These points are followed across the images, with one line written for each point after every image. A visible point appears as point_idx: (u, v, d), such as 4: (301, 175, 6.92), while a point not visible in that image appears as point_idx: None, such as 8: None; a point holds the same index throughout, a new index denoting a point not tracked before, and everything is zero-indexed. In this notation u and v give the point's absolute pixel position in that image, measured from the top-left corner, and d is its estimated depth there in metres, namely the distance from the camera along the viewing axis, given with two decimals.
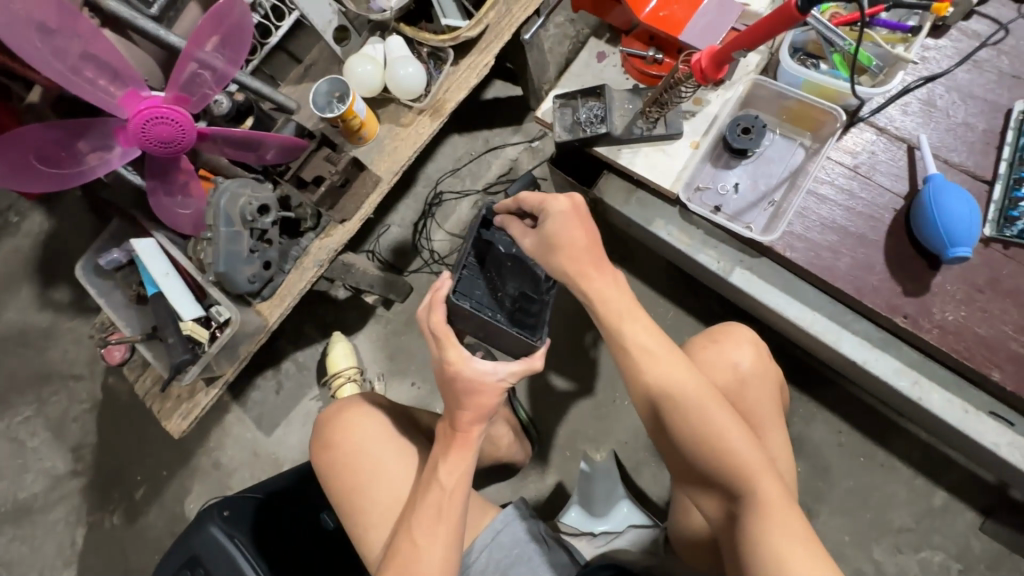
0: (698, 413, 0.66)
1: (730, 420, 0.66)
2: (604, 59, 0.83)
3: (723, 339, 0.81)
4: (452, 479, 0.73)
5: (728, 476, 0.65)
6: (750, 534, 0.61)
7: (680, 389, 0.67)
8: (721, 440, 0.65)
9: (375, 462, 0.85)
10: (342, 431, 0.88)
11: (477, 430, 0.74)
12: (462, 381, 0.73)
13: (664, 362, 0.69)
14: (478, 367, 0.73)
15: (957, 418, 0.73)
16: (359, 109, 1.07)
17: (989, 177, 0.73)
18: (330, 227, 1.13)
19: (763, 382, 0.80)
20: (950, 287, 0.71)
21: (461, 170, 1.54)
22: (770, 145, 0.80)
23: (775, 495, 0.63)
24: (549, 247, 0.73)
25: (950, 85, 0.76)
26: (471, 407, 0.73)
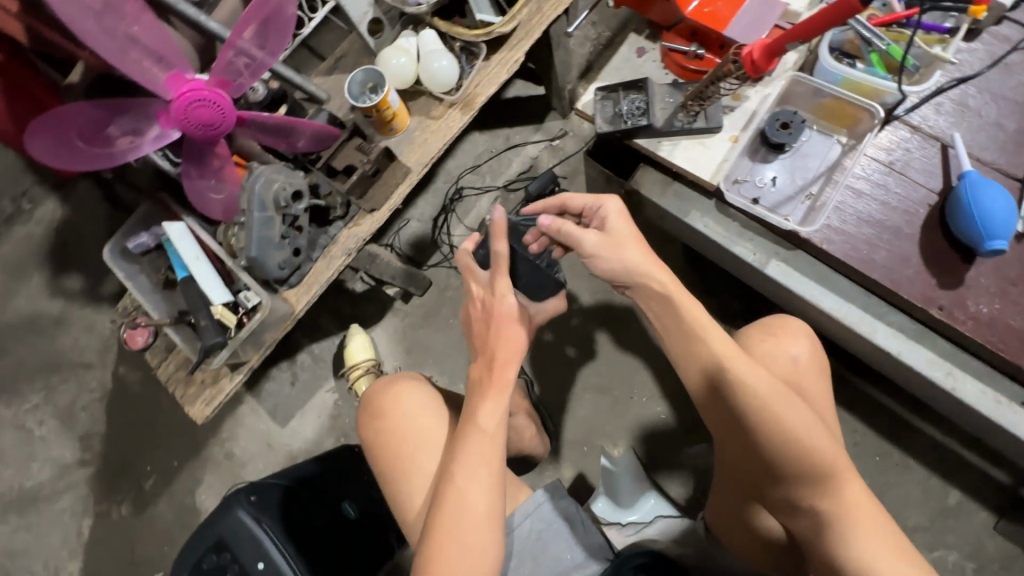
0: (787, 418, 0.66)
1: (815, 426, 0.66)
2: (643, 54, 0.85)
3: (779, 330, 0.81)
4: (491, 423, 0.73)
5: (813, 478, 0.66)
6: (837, 535, 0.65)
7: (767, 395, 0.67)
8: (806, 443, 0.65)
9: (422, 429, 0.84)
10: (391, 398, 0.88)
11: (511, 370, 0.74)
12: (500, 309, 0.77)
13: (747, 366, 0.69)
14: (513, 302, 0.78)
15: (989, 410, 0.74)
16: (393, 100, 1.08)
17: (1021, 175, 0.75)
18: (359, 217, 1.14)
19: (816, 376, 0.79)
20: (983, 280, 0.73)
21: (481, 166, 1.56)
22: (808, 141, 0.82)
23: (858, 497, 0.65)
24: (615, 241, 0.77)
25: (982, 87, 0.78)
26: (506, 338, 0.75)
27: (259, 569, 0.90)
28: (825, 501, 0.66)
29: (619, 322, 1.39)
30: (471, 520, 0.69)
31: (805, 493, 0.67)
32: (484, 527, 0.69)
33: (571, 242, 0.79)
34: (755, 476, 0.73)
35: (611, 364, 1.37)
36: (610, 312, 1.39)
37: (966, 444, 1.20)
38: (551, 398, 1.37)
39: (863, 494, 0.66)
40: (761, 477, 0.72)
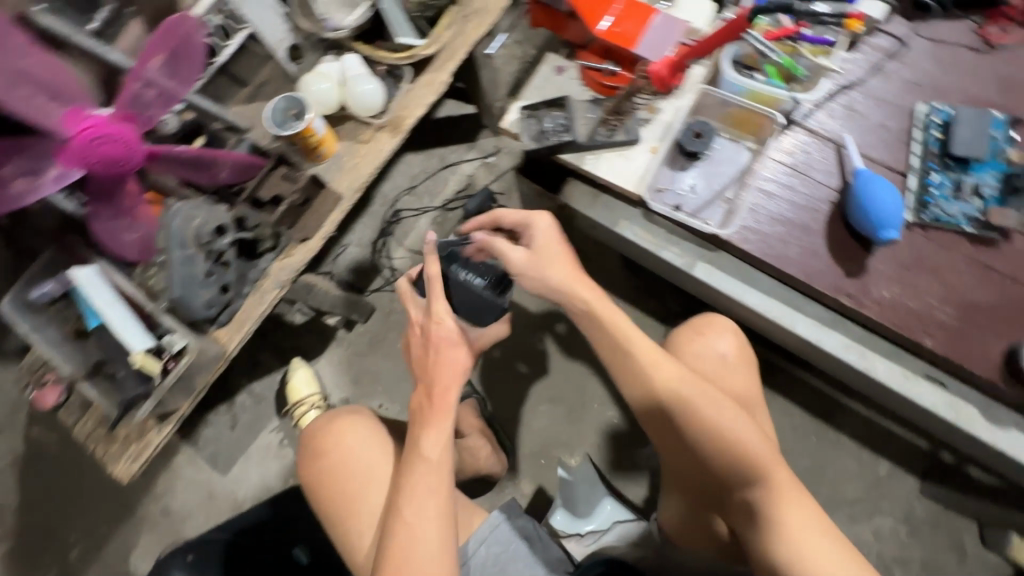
0: (710, 417, 0.70)
1: (735, 418, 0.70)
2: (562, 72, 0.87)
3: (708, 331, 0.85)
4: (435, 450, 0.71)
5: (742, 470, 0.69)
6: (770, 523, 0.66)
7: (692, 395, 0.71)
8: (729, 438, 0.69)
9: (365, 462, 0.81)
10: (331, 435, 0.84)
11: (452, 397, 0.73)
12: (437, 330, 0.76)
13: (667, 369, 0.73)
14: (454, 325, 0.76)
15: (901, 386, 0.78)
16: (318, 126, 1.06)
17: (906, 169, 0.81)
18: (291, 247, 1.10)
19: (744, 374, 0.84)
20: (885, 267, 0.79)
21: (418, 187, 1.55)
22: (720, 148, 0.87)
23: (785, 482, 0.68)
24: (537, 254, 0.80)
25: (866, 92, 0.86)
26: (446, 359, 0.74)
27: None
28: (757, 495, 0.68)
29: (566, 332, 1.41)
30: (423, 554, 0.67)
31: (737, 489, 0.70)
32: (434, 562, 0.67)
33: (501, 259, 0.82)
34: (694, 477, 0.76)
35: (562, 374, 1.39)
36: (556, 323, 1.41)
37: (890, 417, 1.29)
38: (505, 414, 1.38)
39: (791, 484, 0.68)
40: (698, 476, 0.75)
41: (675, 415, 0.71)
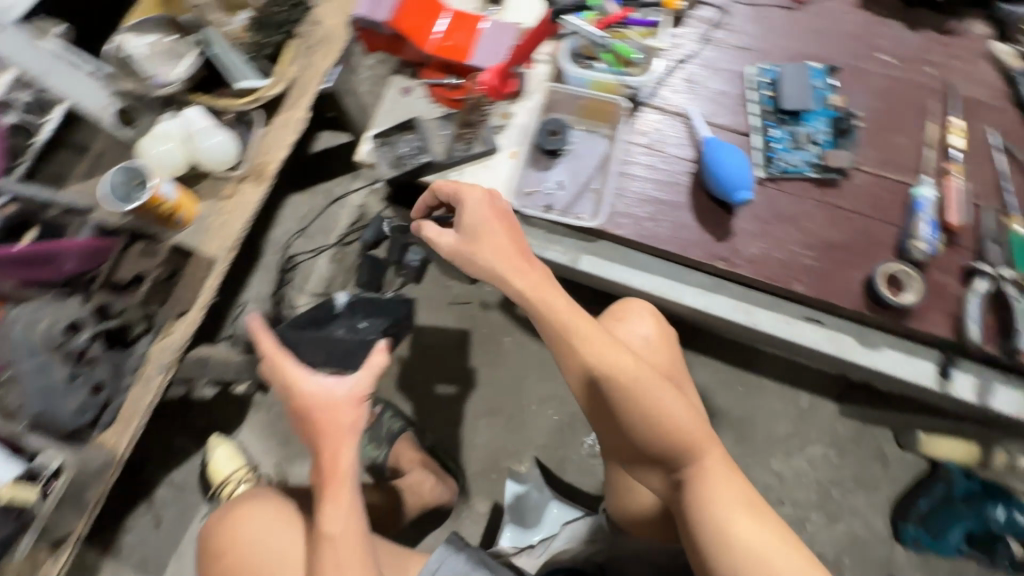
0: (660, 405, 0.68)
1: (679, 405, 0.69)
2: (409, 93, 0.85)
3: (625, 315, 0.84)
4: (337, 527, 0.67)
5: (677, 454, 0.69)
6: (700, 504, 0.68)
7: (643, 381, 0.68)
8: (672, 424, 0.68)
9: (277, 548, 0.77)
10: (229, 535, 0.80)
11: (343, 462, 0.69)
12: (304, 400, 0.73)
13: (614, 354, 0.69)
14: (320, 386, 0.74)
15: (788, 332, 0.83)
16: (167, 192, 0.97)
17: (747, 130, 0.85)
18: (168, 325, 1.01)
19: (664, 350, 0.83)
20: (749, 226, 0.82)
21: (309, 228, 1.48)
22: (579, 141, 0.88)
23: (716, 465, 0.70)
24: (471, 238, 0.74)
25: (701, 63, 0.89)
26: (325, 427, 0.71)
27: None
28: (692, 477, 0.69)
29: (491, 342, 1.41)
30: None
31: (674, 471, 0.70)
32: None
33: (433, 247, 0.79)
34: (634, 459, 0.75)
35: (495, 385, 1.38)
36: (479, 335, 1.41)
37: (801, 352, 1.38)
38: (447, 438, 1.35)
39: (722, 464, 0.70)
40: (637, 458, 0.74)
41: (622, 402, 0.68)
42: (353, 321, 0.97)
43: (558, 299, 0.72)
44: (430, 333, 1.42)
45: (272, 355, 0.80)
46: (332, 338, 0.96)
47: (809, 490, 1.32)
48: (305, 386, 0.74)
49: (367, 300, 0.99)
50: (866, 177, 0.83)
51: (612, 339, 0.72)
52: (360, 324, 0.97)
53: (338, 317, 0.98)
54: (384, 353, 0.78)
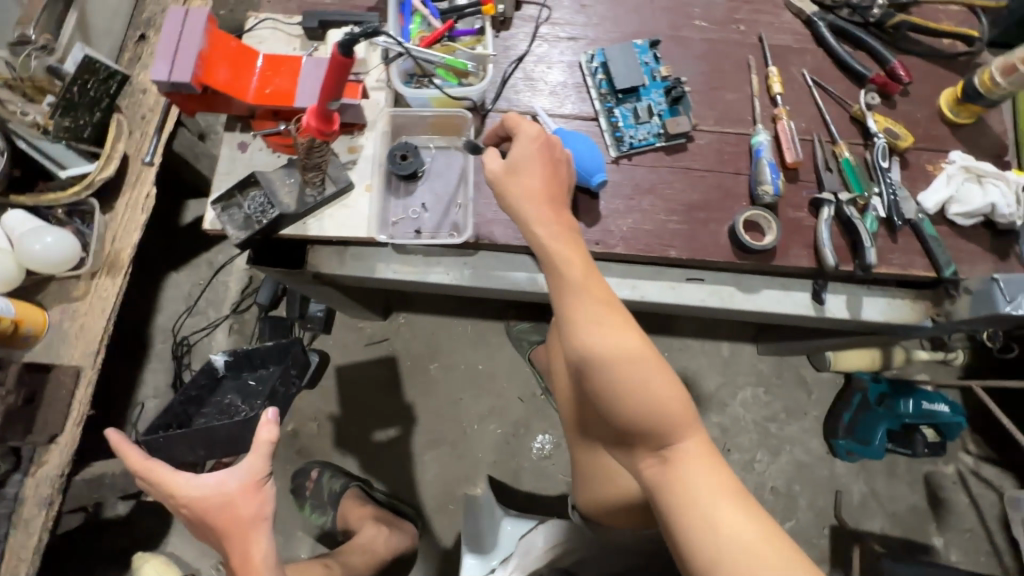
0: (636, 386, 0.57)
1: (670, 384, 0.58)
2: (247, 148, 0.80)
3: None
4: None
5: (659, 439, 0.58)
6: (673, 499, 0.56)
7: (630, 352, 0.59)
8: (658, 405, 0.57)
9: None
10: None
11: (255, 555, 0.66)
12: (194, 507, 0.67)
13: (604, 324, 0.60)
14: (208, 485, 0.68)
15: (676, 297, 0.85)
16: (3, 310, 0.86)
17: (594, 115, 0.88)
18: (41, 455, 0.91)
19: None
20: (616, 205, 0.84)
21: (197, 304, 1.38)
22: (434, 159, 0.86)
23: (707, 461, 0.57)
24: (512, 169, 0.68)
25: (536, 58, 0.90)
26: (223, 527, 0.66)
27: None
28: (659, 471, 0.58)
29: (418, 373, 1.37)
30: None
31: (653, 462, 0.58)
32: None
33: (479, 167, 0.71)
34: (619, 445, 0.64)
35: (432, 415, 1.35)
36: (404, 369, 1.37)
37: None
38: (395, 481, 1.30)
39: (715, 465, 0.57)
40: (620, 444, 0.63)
41: (595, 370, 0.59)
42: (244, 383, 0.99)
43: (573, 254, 0.65)
44: (353, 380, 1.36)
45: (143, 467, 0.70)
46: (224, 404, 0.98)
47: (749, 431, 1.38)
48: (188, 492, 0.68)
49: (250, 354, 0.98)
50: (708, 135, 0.88)
51: (608, 303, 0.62)
52: (250, 381, 0.99)
53: (225, 379, 0.99)
54: (270, 427, 0.69)
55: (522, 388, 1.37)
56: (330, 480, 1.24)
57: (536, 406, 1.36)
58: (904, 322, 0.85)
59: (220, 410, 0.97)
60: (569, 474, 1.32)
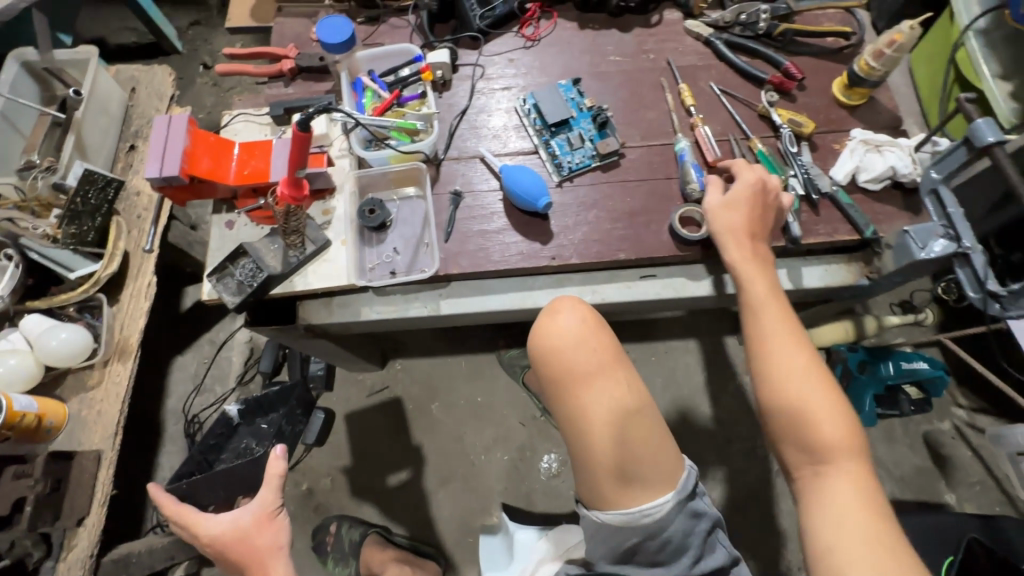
0: (795, 392, 0.73)
1: (828, 411, 0.72)
2: (233, 225, 0.91)
3: (564, 304, 0.84)
4: None
5: (816, 449, 0.71)
6: (814, 509, 0.69)
7: (788, 364, 0.74)
8: (816, 435, 0.71)
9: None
10: None
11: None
12: (218, 540, 0.79)
13: (784, 332, 0.77)
14: (225, 522, 0.80)
15: (634, 294, 0.94)
16: (25, 404, 0.94)
17: (534, 149, 1.00)
18: (70, 539, 0.97)
19: (610, 337, 0.83)
20: (566, 221, 0.94)
21: (204, 382, 1.45)
22: (399, 208, 0.97)
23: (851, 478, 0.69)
24: (728, 202, 0.84)
25: (477, 109, 1.03)
26: (242, 555, 0.77)
27: None
28: (809, 478, 0.71)
29: (421, 415, 1.42)
30: None
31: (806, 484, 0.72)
32: None
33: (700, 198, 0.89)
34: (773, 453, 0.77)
35: (440, 452, 1.39)
36: (407, 414, 1.42)
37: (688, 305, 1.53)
38: (414, 523, 1.33)
39: (863, 486, 0.69)
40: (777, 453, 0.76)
41: (776, 366, 0.75)
42: (258, 428, 1.16)
43: (756, 264, 0.81)
44: (360, 430, 1.41)
45: (175, 511, 0.83)
46: (238, 447, 1.14)
47: (746, 419, 1.43)
48: (210, 529, 0.80)
49: (260, 401, 1.16)
50: (637, 150, 0.99)
51: (783, 297, 0.80)
52: (262, 425, 1.16)
53: (240, 426, 1.15)
54: (276, 462, 0.80)
55: (522, 412, 1.42)
56: (349, 530, 1.27)
57: (538, 428, 1.41)
58: (842, 284, 0.93)
59: (235, 452, 1.13)
60: None
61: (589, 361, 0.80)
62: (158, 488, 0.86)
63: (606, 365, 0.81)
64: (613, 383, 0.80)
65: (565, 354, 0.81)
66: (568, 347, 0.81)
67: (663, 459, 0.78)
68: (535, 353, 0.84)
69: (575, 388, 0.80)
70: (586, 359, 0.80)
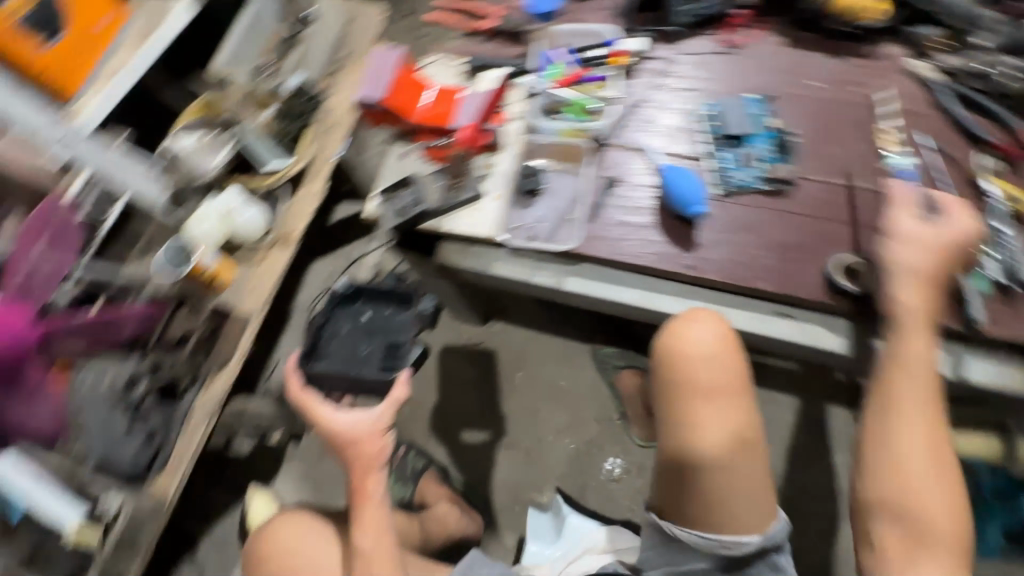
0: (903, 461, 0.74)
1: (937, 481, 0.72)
2: (407, 157, 1.02)
3: (699, 314, 0.82)
4: (368, 541, 0.75)
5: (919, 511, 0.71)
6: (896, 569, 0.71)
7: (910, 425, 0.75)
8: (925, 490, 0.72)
9: (305, 557, 0.81)
10: (264, 542, 0.86)
11: (372, 484, 0.78)
12: (338, 436, 0.79)
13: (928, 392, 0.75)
14: (347, 419, 0.80)
15: (762, 328, 0.89)
16: (211, 260, 1.14)
17: (697, 157, 0.97)
18: (210, 379, 1.13)
19: (734, 361, 0.81)
20: (716, 235, 0.92)
21: (332, 289, 1.62)
22: (553, 178, 0.99)
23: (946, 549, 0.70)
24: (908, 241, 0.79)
25: (650, 103, 1.02)
26: (354, 462, 0.78)
27: None
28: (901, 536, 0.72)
29: (505, 380, 1.48)
30: None
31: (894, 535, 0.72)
32: None
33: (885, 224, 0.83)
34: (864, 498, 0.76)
35: (514, 420, 1.45)
36: (493, 376, 1.49)
37: None
38: (474, 475, 1.41)
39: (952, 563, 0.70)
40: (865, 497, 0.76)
41: (905, 414, 0.74)
42: (364, 330, 0.92)
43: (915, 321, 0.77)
44: (447, 375, 1.50)
45: (300, 398, 0.83)
46: (336, 347, 0.90)
47: None
48: (330, 421, 0.80)
49: (372, 290, 0.94)
50: (814, 184, 0.93)
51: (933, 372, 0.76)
52: (365, 316, 0.94)
53: (338, 311, 0.93)
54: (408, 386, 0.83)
55: (600, 410, 1.43)
56: (414, 459, 1.38)
57: (612, 430, 1.41)
58: (1019, 390, 0.81)
59: (334, 354, 0.89)
60: (635, 501, 1.35)
61: (713, 379, 0.78)
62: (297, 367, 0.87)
63: (725, 386, 0.79)
64: (732, 409, 0.78)
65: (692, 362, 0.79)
66: (696, 358, 0.79)
67: (756, 495, 0.75)
68: (656, 349, 0.83)
69: (694, 399, 0.79)
70: (713, 377, 0.79)
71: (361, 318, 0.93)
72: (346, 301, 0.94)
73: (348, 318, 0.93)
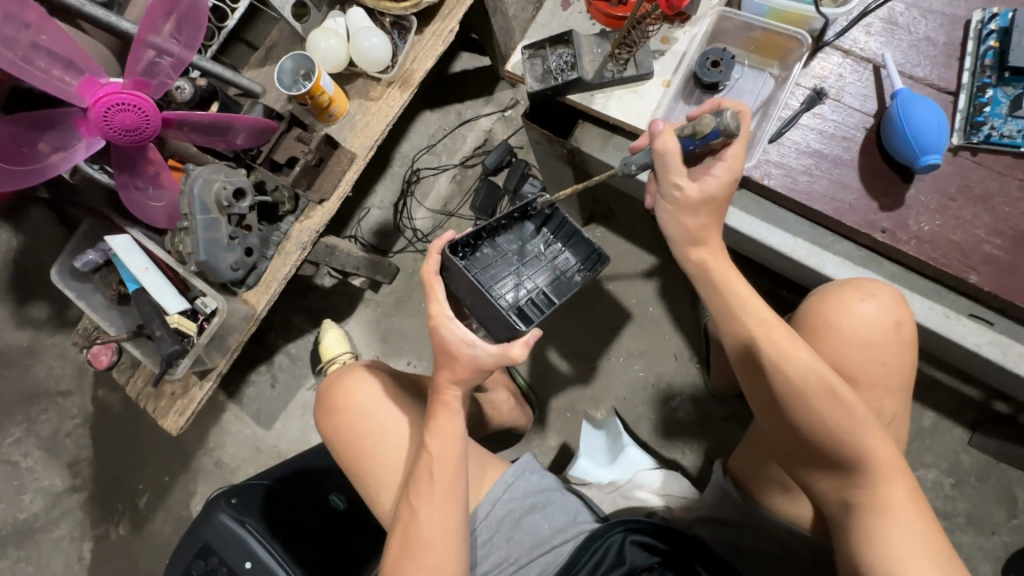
0: (886, 457, 0.67)
1: (875, 435, 0.67)
2: (569, 7, 0.90)
3: (880, 293, 0.77)
4: (438, 447, 0.75)
5: (863, 465, 0.67)
6: (873, 533, 0.66)
7: (884, 464, 0.67)
8: (861, 449, 0.67)
9: (380, 421, 0.89)
10: (343, 396, 0.93)
11: (454, 395, 0.76)
12: (440, 341, 0.74)
13: (790, 358, 0.69)
14: (457, 332, 0.74)
15: (934, 323, 0.81)
16: (326, 85, 1.04)
17: (955, 88, 0.82)
18: (309, 209, 1.10)
19: (900, 352, 0.76)
20: (923, 198, 0.80)
21: (437, 145, 1.52)
22: (741, 77, 0.89)
23: (906, 505, 0.66)
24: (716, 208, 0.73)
25: (909, 2, 0.84)
26: (445, 370, 0.75)
27: (246, 569, 0.89)
28: (860, 489, 0.68)
29: (592, 289, 1.37)
30: (430, 538, 0.73)
31: (851, 489, 0.69)
32: (445, 534, 0.73)
33: (663, 168, 0.72)
34: (795, 450, 0.73)
35: (587, 330, 1.36)
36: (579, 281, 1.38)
37: (934, 363, 1.24)
38: (535, 373, 1.37)
39: (914, 522, 0.65)
40: (798, 452, 0.72)
41: (784, 376, 0.68)
42: (532, 264, 0.93)
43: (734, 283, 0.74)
44: None
45: (428, 278, 0.78)
46: (495, 263, 0.92)
47: None
48: (446, 331, 0.74)
49: (570, 231, 0.93)
50: None
51: (786, 331, 0.71)
52: (543, 249, 0.94)
53: (528, 225, 0.94)
54: (526, 348, 0.72)
55: (683, 347, 1.33)
56: None
57: (689, 372, 1.32)
58: None
59: (488, 267, 0.91)
60: (691, 445, 1.30)
61: (859, 366, 0.75)
62: (443, 249, 0.81)
63: (879, 379, 0.76)
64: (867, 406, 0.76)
65: (842, 342, 0.76)
66: (853, 339, 0.76)
67: None
68: (808, 318, 0.80)
69: None
70: (867, 361, 0.76)
71: (546, 253, 0.94)
72: (541, 227, 0.94)
73: (531, 246, 0.94)
